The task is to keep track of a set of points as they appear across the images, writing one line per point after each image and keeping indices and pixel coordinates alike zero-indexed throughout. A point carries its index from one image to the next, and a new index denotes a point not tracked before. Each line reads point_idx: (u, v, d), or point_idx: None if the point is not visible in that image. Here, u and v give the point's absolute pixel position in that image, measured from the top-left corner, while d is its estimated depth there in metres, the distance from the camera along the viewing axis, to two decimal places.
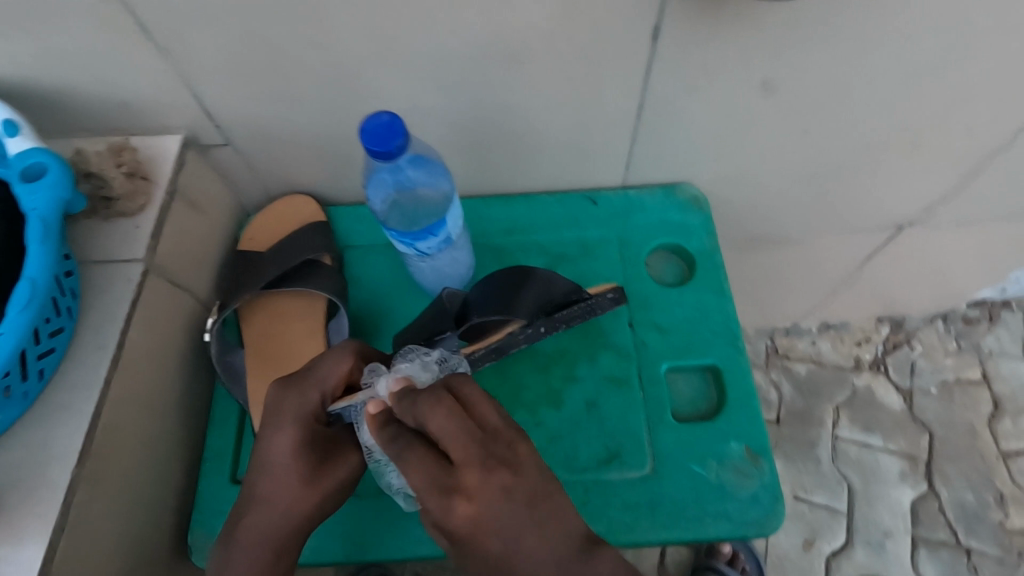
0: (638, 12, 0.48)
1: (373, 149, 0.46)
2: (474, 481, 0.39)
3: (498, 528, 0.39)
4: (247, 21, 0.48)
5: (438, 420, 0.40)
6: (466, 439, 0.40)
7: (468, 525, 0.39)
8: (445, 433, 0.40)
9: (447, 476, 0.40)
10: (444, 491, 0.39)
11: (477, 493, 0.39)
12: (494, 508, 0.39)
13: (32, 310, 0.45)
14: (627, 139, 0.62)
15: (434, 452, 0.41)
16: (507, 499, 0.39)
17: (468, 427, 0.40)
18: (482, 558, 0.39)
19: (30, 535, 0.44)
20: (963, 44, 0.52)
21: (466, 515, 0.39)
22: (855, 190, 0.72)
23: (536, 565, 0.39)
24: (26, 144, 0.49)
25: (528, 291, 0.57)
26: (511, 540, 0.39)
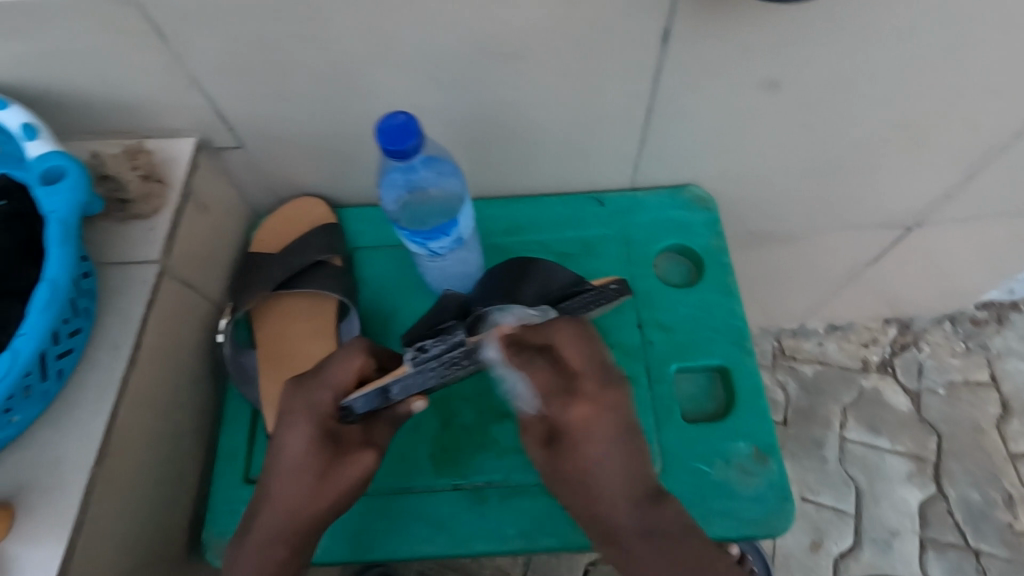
0: (647, 14, 0.49)
1: (388, 150, 0.47)
2: (589, 402, 0.48)
3: (605, 451, 0.48)
4: (261, 24, 0.49)
5: (569, 351, 0.49)
6: (588, 362, 0.49)
7: (580, 431, 0.48)
8: (574, 356, 0.49)
9: (568, 387, 0.49)
10: (563, 399, 0.48)
11: (591, 409, 0.48)
12: (606, 417, 0.48)
13: (52, 311, 0.46)
14: (635, 140, 0.63)
15: (552, 368, 0.49)
16: (610, 415, 0.48)
17: (595, 360, 0.49)
18: (572, 468, 0.48)
19: (48, 531, 0.45)
20: (971, 44, 0.52)
21: (573, 424, 0.48)
22: (862, 190, 0.72)
23: (619, 482, 0.48)
24: (45, 147, 0.50)
25: (530, 284, 0.57)
26: (614, 454, 0.48)
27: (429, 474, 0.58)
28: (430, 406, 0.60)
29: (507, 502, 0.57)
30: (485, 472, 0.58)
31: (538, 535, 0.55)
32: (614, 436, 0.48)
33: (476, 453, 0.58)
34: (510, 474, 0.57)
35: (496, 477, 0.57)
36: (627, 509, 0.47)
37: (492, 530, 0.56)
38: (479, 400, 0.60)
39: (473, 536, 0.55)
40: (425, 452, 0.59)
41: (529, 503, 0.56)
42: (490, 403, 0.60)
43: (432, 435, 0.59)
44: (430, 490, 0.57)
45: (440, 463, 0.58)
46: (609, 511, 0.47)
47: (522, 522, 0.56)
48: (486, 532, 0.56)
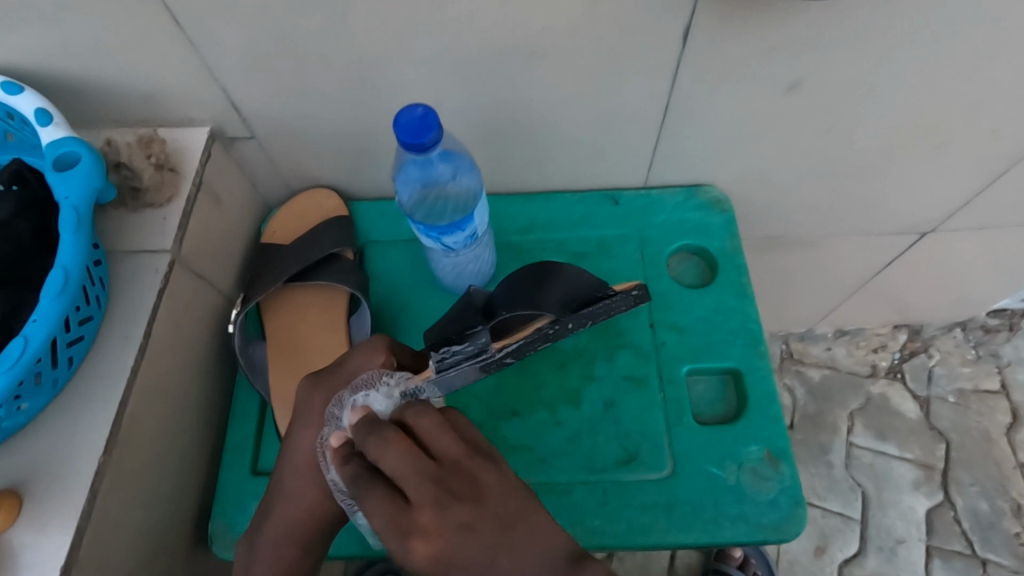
0: (668, 11, 0.48)
1: (406, 143, 0.46)
2: (417, 512, 0.37)
3: (433, 543, 0.36)
4: (277, 15, 0.48)
5: (378, 451, 0.39)
6: (423, 471, 0.38)
7: (424, 554, 0.36)
8: (393, 465, 0.38)
9: (402, 515, 0.37)
10: (399, 535, 0.37)
11: (426, 523, 0.36)
12: (438, 542, 0.36)
13: (65, 298, 0.45)
14: (651, 139, 0.62)
15: (392, 492, 0.38)
16: (466, 531, 0.36)
17: (422, 464, 0.38)
18: None
19: (56, 521, 0.45)
20: (997, 49, 0.51)
21: (422, 546, 0.36)
22: (878, 194, 0.71)
23: None
24: (59, 134, 0.50)
25: (553, 287, 0.56)
26: (490, 563, 0.36)
27: None
28: None
29: None
30: None
31: None
32: (473, 562, 0.36)
33: None
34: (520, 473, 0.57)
35: None
36: None
37: None
38: (490, 398, 0.60)
39: None
40: None
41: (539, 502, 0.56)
42: (500, 400, 0.60)
43: None
44: None
45: None
46: None
47: None
48: None
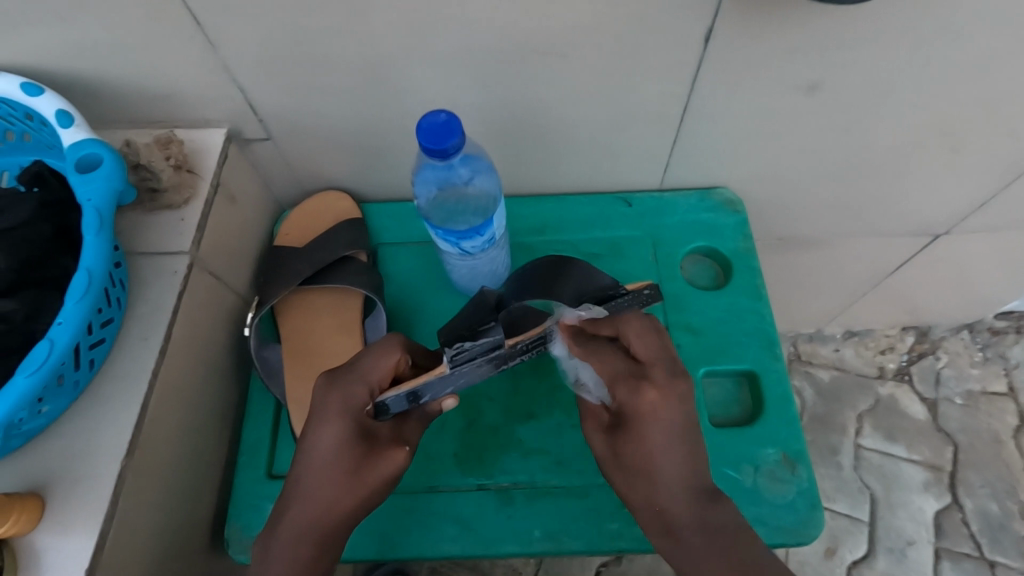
0: (691, 13, 0.48)
1: (428, 148, 0.46)
2: (662, 391, 0.50)
3: (670, 419, 0.49)
4: (299, 15, 0.48)
5: (637, 338, 0.52)
6: (623, 365, 0.51)
7: (651, 415, 0.49)
8: (637, 345, 0.52)
9: (642, 374, 0.51)
10: (633, 386, 0.50)
11: (664, 399, 0.49)
12: (676, 412, 0.49)
13: (88, 301, 0.45)
14: (668, 141, 0.62)
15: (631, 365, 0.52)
16: (683, 407, 0.49)
17: (665, 357, 0.51)
18: (639, 456, 0.49)
19: (78, 524, 0.45)
20: (1017, 53, 0.52)
21: (642, 411, 0.49)
22: (893, 196, 0.71)
23: (679, 477, 0.48)
24: (80, 135, 0.50)
25: (573, 283, 0.53)
26: (672, 443, 0.48)
27: (454, 473, 0.58)
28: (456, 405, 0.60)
29: (533, 504, 0.56)
30: (510, 473, 0.57)
31: (565, 537, 0.55)
32: (673, 435, 0.49)
33: (501, 454, 0.58)
34: (537, 476, 0.57)
35: (521, 477, 0.57)
36: (691, 512, 0.47)
37: (517, 530, 0.55)
38: (505, 401, 0.60)
39: (497, 537, 0.55)
40: (450, 451, 0.58)
41: (554, 505, 0.56)
42: (515, 403, 0.60)
43: (457, 434, 0.59)
44: (455, 488, 0.57)
45: (465, 463, 0.58)
46: (665, 488, 0.48)
47: (547, 525, 0.55)
48: (513, 534, 0.55)
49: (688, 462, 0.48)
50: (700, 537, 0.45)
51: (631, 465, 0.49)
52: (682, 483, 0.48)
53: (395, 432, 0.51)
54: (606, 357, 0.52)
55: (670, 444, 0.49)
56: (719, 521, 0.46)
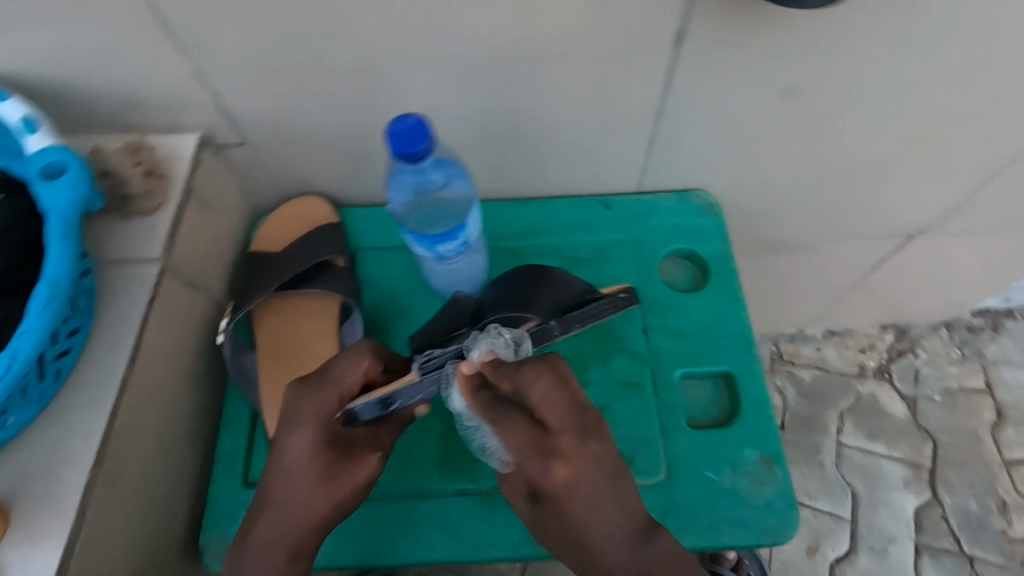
0: (663, 18, 0.48)
1: (399, 152, 0.46)
2: (578, 457, 0.44)
3: (592, 483, 0.44)
4: (270, 21, 0.47)
5: (535, 392, 0.44)
6: (564, 408, 0.45)
7: (569, 487, 0.44)
8: (542, 404, 0.44)
9: (546, 440, 0.44)
10: (542, 457, 0.44)
11: (578, 462, 0.44)
12: (594, 477, 0.44)
13: (53, 309, 0.44)
14: (644, 144, 0.62)
15: (531, 430, 0.44)
16: (595, 465, 0.45)
17: (568, 412, 0.44)
18: (563, 524, 0.45)
19: (45, 537, 0.44)
20: (983, 56, 0.52)
21: (562, 478, 0.44)
22: (868, 197, 0.72)
23: (611, 537, 0.45)
24: (46, 142, 0.49)
25: (544, 292, 0.56)
26: (596, 504, 0.45)
27: (433, 478, 0.57)
28: (435, 410, 0.60)
29: (513, 508, 0.56)
30: (490, 477, 0.57)
31: None
32: (603, 494, 0.45)
33: (481, 458, 0.58)
34: None
35: None
36: (626, 564, 0.45)
37: (498, 536, 0.55)
38: None
39: (478, 542, 0.55)
40: (430, 456, 0.58)
41: None
42: None
43: (437, 439, 0.59)
44: (436, 494, 0.57)
45: (444, 468, 0.57)
46: (600, 552, 0.45)
47: (528, 529, 0.55)
48: (493, 538, 0.55)
49: (615, 535, 0.45)
50: None
51: (560, 535, 0.46)
52: (615, 541, 0.45)
53: (368, 437, 0.51)
54: (512, 423, 0.44)
55: (593, 514, 0.45)
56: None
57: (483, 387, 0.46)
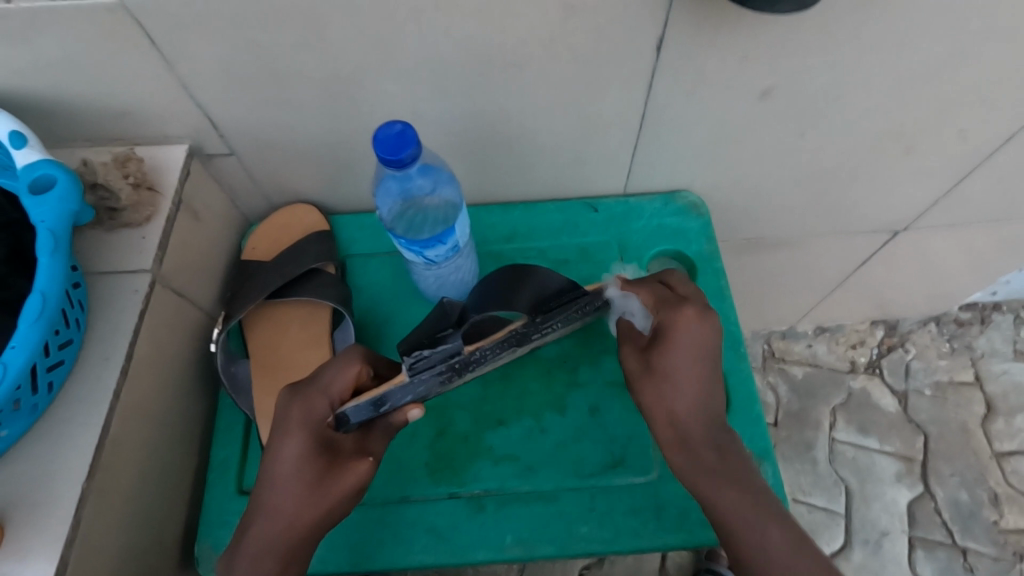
0: (642, 25, 0.49)
1: (386, 158, 0.47)
2: (686, 318, 0.53)
3: (691, 348, 0.52)
4: (255, 33, 0.48)
5: (681, 281, 0.57)
6: (695, 295, 0.55)
7: (678, 337, 0.52)
8: (682, 282, 0.56)
9: (674, 303, 0.54)
10: (670, 307, 0.54)
11: (693, 325, 0.52)
12: (699, 343, 0.52)
13: (43, 323, 0.45)
14: (628, 147, 0.63)
15: (663, 300, 0.55)
16: (705, 349, 0.53)
17: (699, 297, 0.55)
18: (665, 363, 0.53)
19: (38, 550, 0.44)
20: (955, 56, 0.53)
21: (675, 326, 0.53)
22: (852, 195, 0.73)
23: (695, 407, 0.52)
24: (33, 156, 0.49)
25: (526, 291, 0.57)
26: (697, 378, 0.52)
27: (424, 483, 0.58)
28: (426, 415, 0.60)
29: (504, 510, 0.57)
30: (481, 480, 0.57)
31: (536, 543, 0.55)
32: (696, 360, 0.52)
33: (471, 461, 0.58)
34: (506, 482, 0.57)
35: (493, 484, 0.57)
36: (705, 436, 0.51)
37: (490, 537, 0.56)
38: (475, 408, 0.60)
39: (471, 545, 0.55)
40: (420, 460, 0.58)
41: (525, 511, 0.57)
42: (485, 410, 0.60)
43: (428, 443, 0.59)
44: (428, 498, 0.57)
45: (435, 472, 0.58)
46: (682, 406, 0.52)
47: (519, 531, 0.56)
48: (483, 541, 0.55)
49: (704, 397, 0.52)
50: (705, 451, 0.50)
51: (651, 376, 0.53)
52: (701, 408, 0.52)
53: (357, 445, 0.52)
54: (648, 288, 0.56)
55: (686, 375, 0.52)
56: (724, 462, 0.49)
57: (637, 276, 0.58)
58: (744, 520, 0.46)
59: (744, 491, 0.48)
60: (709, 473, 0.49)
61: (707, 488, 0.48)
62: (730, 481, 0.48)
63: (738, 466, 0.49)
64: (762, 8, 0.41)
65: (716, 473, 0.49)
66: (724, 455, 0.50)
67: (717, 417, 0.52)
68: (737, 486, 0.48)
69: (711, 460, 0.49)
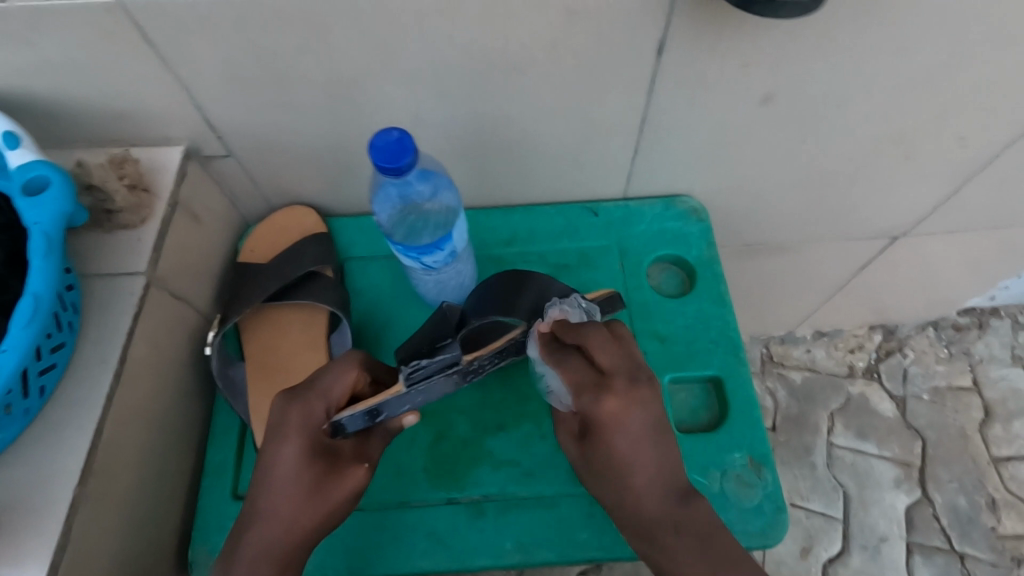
0: (645, 29, 0.49)
1: (383, 165, 0.46)
2: (613, 401, 0.49)
3: (633, 430, 0.49)
4: (253, 34, 0.47)
5: (598, 349, 0.51)
6: (618, 361, 0.51)
7: (610, 426, 0.49)
8: (600, 350, 0.51)
9: (597, 386, 0.50)
10: (592, 394, 0.50)
11: (621, 411, 0.49)
12: (639, 424, 0.49)
13: (36, 326, 0.44)
14: (629, 151, 0.63)
15: (589, 379, 0.51)
16: (643, 427, 0.49)
17: (621, 366, 0.51)
18: (605, 455, 0.50)
19: (29, 556, 0.43)
20: (957, 63, 0.53)
21: (602, 415, 0.49)
22: (852, 200, 0.73)
23: (648, 490, 0.49)
24: (28, 157, 0.48)
25: (527, 295, 0.57)
26: (643, 458, 0.49)
27: (423, 487, 0.57)
28: (425, 418, 0.60)
29: (503, 516, 0.56)
30: (480, 485, 0.57)
31: (536, 548, 0.55)
32: (640, 439, 0.50)
33: (470, 466, 0.58)
34: (506, 487, 0.57)
35: (492, 490, 0.57)
36: (668, 515, 0.49)
37: (489, 543, 0.55)
38: (474, 412, 0.60)
39: (470, 551, 0.55)
40: (419, 465, 0.58)
41: (525, 517, 0.56)
42: (484, 414, 0.60)
43: (427, 447, 0.59)
44: (426, 503, 0.57)
45: (434, 477, 0.57)
46: (637, 490, 0.49)
47: (519, 536, 0.55)
48: (483, 547, 0.55)
49: (655, 479, 0.49)
50: (670, 532, 0.48)
51: (597, 472, 0.51)
52: (653, 491, 0.49)
53: (356, 450, 0.51)
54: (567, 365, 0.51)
55: (633, 459, 0.49)
56: (693, 531, 0.48)
57: (557, 342, 0.53)
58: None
59: (716, 566, 0.46)
60: (672, 557, 0.47)
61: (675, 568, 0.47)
62: (703, 553, 0.47)
63: (705, 543, 0.47)
64: (765, 13, 0.41)
65: (688, 550, 0.47)
66: (682, 536, 0.48)
67: (674, 499, 0.49)
68: (708, 569, 0.46)
69: (678, 536, 0.48)
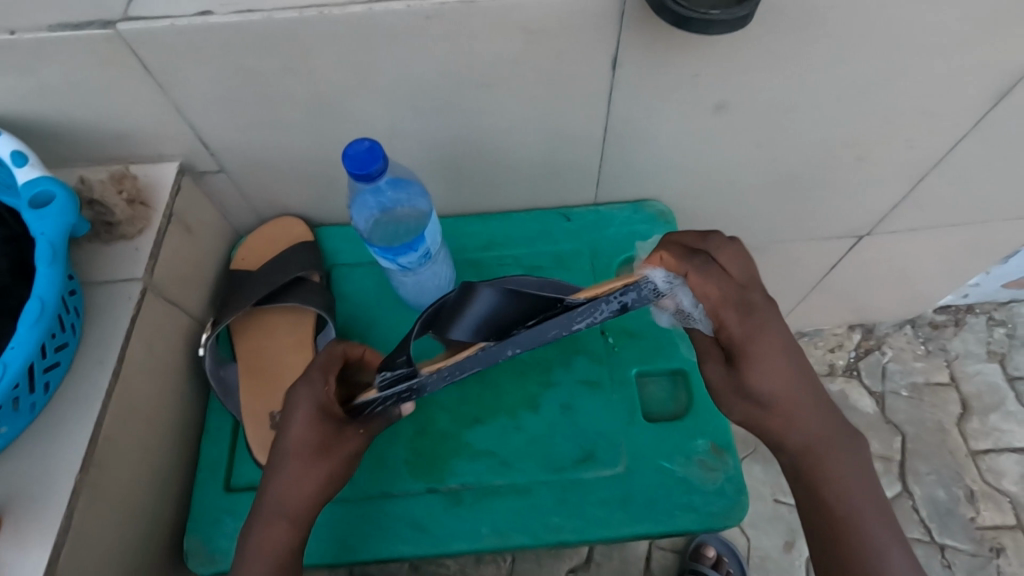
0: (598, 47, 0.53)
1: (355, 172, 0.51)
2: (774, 331, 0.49)
3: (780, 361, 0.48)
4: (241, 59, 0.52)
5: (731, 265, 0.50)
6: (750, 277, 0.50)
7: (764, 351, 0.48)
8: (734, 266, 0.50)
9: (744, 306, 0.49)
10: (744, 315, 0.48)
11: (770, 332, 0.48)
12: (786, 356, 0.49)
13: (41, 325, 0.48)
14: (596, 159, 0.67)
15: (731, 296, 0.49)
16: (793, 348, 0.49)
17: (758, 284, 0.50)
18: (754, 383, 0.49)
19: (34, 539, 0.47)
20: (891, 72, 0.58)
21: (753, 336, 0.48)
22: (813, 203, 0.77)
23: (807, 421, 0.49)
24: (34, 173, 0.53)
25: (468, 319, 0.52)
26: (798, 381, 0.49)
27: (404, 478, 0.60)
28: (405, 412, 0.63)
29: (479, 504, 0.59)
30: (458, 476, 0.60)
31: (510, 533, 0.58)
32: (784, 371, 0.48)
33: (449, 458, 0.61)
34: (482, 477, 0.60)
35: (469, 480, 0.60)
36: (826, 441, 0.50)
37: (466, 529, 0.58)
38: (453, 407, 0.63)
39: (450, 536, 0.58)
40: (401, 457, 0.61)
41: (501, 503, 0.59)
42: (463, 409, 0.63)
43: (409, 442, 0.62)
44: (408, 494, 0.60)
45: (414, 468, 0.61)
46: (796, 420, 0.49)
47: (495, 522, 0.59)
48: (461, 532, 0.58)
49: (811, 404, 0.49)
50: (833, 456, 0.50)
51: (749, 400, 0.50)
52: (810, 415, 0.49)
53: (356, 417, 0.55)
54: (670, 263, 0.49)
55: (781, 395, 0.49)
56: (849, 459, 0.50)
57: (691, 249, 0.50)
58: (861, 517, 0.49)
59: (862, 483, 0.50)
60: (822, 476, 0.50)
61: (827, 478, 0.50)
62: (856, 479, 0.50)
63: (854, 461, 0.50)
64: (697, 30, 0.45)
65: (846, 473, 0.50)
66: (829, 451, 0.50)
67: (832, 420, 0.50)
68: (858, 485, 0.50)
69: (834, 456, 0.50)
